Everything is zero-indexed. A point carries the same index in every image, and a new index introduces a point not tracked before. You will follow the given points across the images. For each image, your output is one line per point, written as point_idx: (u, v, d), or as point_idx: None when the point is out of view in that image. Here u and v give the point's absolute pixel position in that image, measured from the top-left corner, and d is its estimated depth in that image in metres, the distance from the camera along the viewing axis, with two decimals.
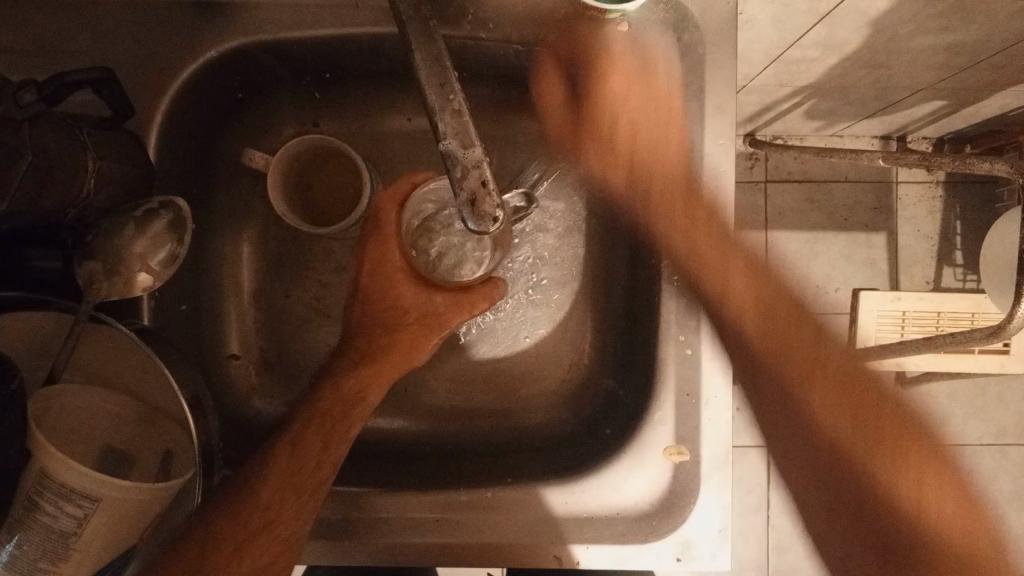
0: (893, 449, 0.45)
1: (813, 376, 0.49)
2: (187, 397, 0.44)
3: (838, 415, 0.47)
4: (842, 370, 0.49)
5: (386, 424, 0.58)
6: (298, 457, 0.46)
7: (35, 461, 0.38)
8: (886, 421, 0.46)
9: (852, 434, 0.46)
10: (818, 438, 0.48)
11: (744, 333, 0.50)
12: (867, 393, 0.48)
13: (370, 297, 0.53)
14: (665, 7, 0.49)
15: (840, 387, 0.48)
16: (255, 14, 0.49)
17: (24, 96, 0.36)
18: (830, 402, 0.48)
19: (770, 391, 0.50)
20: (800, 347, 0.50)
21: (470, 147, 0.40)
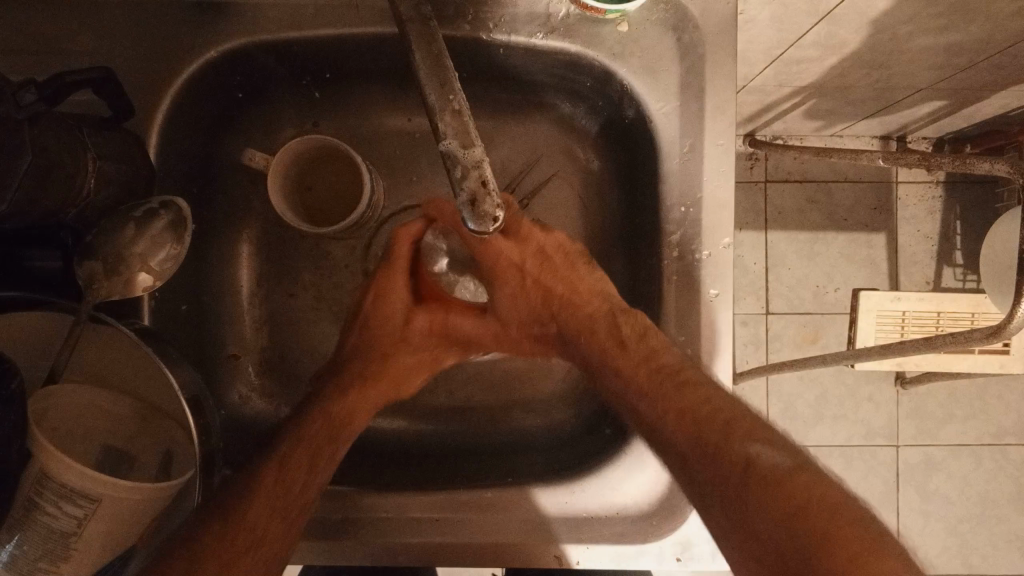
0: (819, 548, 0.35)
1: (748, 476, 0.40)
2: (187, 398, 0.44)
3: (796, 535, 0.36)
4: (767, 475, 0.39)
5: (386, 423, 0.58)
6: (285, 474, 0.46)
7: (35, 462, 0.38)
8: (816, 523, 0.36)
9: (812, 562, 0.35)
10: (760, 541, 0.38)
11: (680, 443, 0.44)
12: (816, 507, 0.37)
13: (370, 322, 0.55)
14: (665, 8, 0.49)
15: (776, 493, 0.38)
16: (254, 14, 0.49)
17: (24, 95, 0.36)
18: (775, 509, 0.38)
19: (716, 511, 0.41)
20: (731, 455, 0.41)
21: (470, 147, 0.40)
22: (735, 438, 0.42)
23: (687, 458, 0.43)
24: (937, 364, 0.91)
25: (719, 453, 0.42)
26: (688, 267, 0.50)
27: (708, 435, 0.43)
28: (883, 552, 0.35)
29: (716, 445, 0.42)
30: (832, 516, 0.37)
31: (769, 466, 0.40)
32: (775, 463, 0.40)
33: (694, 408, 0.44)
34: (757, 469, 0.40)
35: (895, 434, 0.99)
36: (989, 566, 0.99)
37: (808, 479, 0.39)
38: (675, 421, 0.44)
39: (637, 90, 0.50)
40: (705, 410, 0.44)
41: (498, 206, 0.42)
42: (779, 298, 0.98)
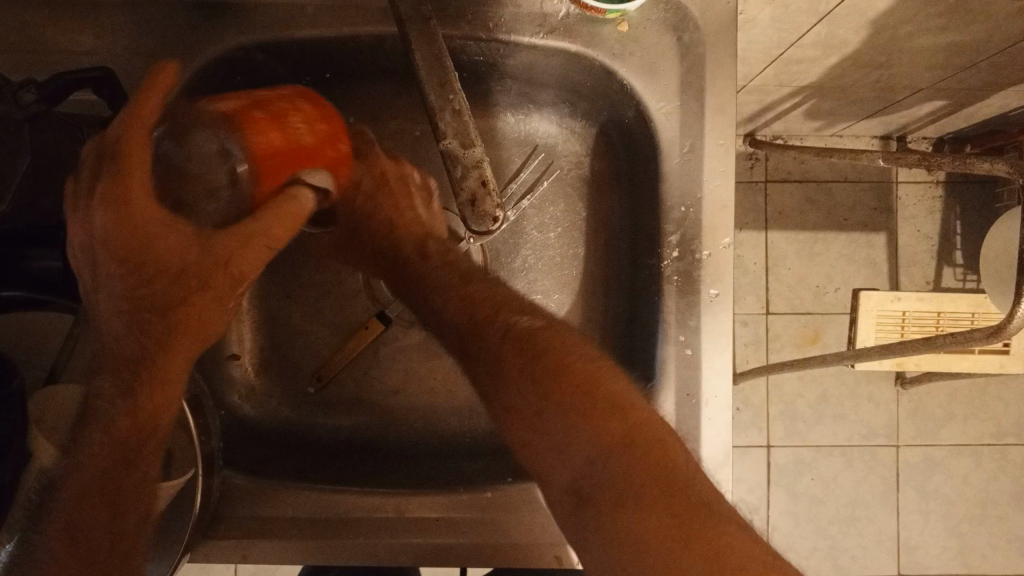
0: (557, 387, 0.44)
1: (504, 342, 0.47)
2: (189, 397, 0.46)
3: (530, 379, 0.45)
4: (525, 340, 0.46)
5: (386, 423, 0.58)
6: (100, 478, 0.40)
7: (35, 462, 0.41)
8: (547, 375, 0.44)
9: (539, 394, 0.44)
10: (511, 391, 0.46)
11: (462, 335, 0.49)
12: (550, 352, 0.46)
13: (142, 259, 0.42)
14: (665, 8, 0.49)
15: (524, 354, 0.46)
16: (254, 14, 0.49)
17: (23, 96, 0.37)
18: (580, 401, 0.43)
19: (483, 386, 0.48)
20: (496, 336, 0.47)
21: (470, 147, 0.41)
22: (497, 318, 0.48)
23: (466, 347, 0.49)
24: (938, 364, 0.91)
25: (484, 331, 0.48)
26: (688, 267, 0.50)
27: (489, 329, 0.48)
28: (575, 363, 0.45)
29: (482, 325, 0.48)
30: (561, 356, 0.45)
31: (526, 326, 0.48)
32: (534, 325, 0.48)
33: (485, 306, 0.49)
34: (524, 343, 0.46)
35: (895, 434, 0.99)
36: (988, 565, 0.99)
37: (550, 334, 0.47)
38: (468, 322, 0.49)
39: (636, 90, 0.50)
40: (562, 346, 0.46)
41: (497, 206, 0.43)
42: (779, 298, 0.98)
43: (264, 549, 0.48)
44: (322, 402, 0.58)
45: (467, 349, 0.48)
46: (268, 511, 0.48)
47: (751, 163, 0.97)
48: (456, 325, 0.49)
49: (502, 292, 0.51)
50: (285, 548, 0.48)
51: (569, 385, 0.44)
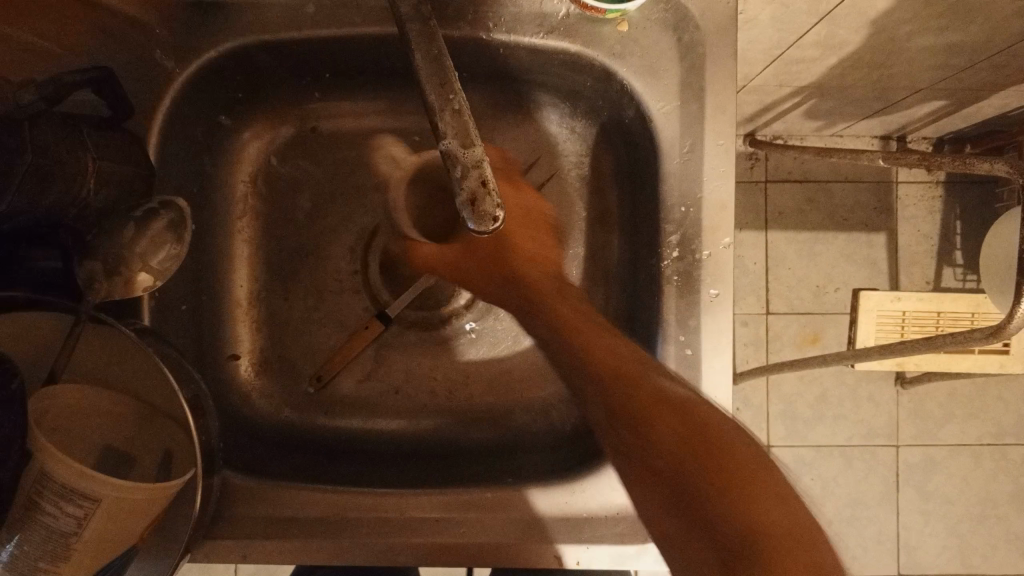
0: (730, 484, 0.35)
1: (661, 413, 0.38)
2: (188, 398, 0.44)
3: (688, 462, 0.36)
4: (676, 409, 0.38)
5: (386, 422, 0.58)
6: None
7: (35, 462, 0.39)
8: (709, 456, 0.36)
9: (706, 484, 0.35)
10: (657, 461, 0.37)
11: (606, 396, 0.40)
12: (713, 435, 0.37)
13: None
14: (665, 8, 0.49)
15: (684, 431, 0.37)
16: (254, 15, 0.49)
17: (23, 95, 0.40)
18: (676, 429, 0.37)
19: (622, 449, 0.39)
20: (650, 402, 0.39)
21: (469, 147, 0.40)
22: (646, 380, 0.40)
23: (607, 408, 0.40)
24: (937, 364, 0.91)
25: (639, 401, 0.39)
26: (688, 267, 0.50)
27: (639, 393, 0.39)
28: (740, 449, 0.37)
29: (636, 392, 0.39)
30: (726, 438, 0.37)
31: (679, 397, 0.39)
32: (689, 397, 0.40)
33: (622, 365, 0.41)
34: (641, 387, 0.40)
35: (895, 434, 0.99)
36: (988, 565, 0.99)
37: (710, 414, 0.39)
38: (610, 380, 0.40)
39: (636, 90, 0.50)
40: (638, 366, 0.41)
41: (498, 207, 0.42)
42: (779, 298, 0.98)
43: (265, 547, 0.48)
44: (322, 401, 0.58)
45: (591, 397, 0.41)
46: (269, 511, 0.48)
47: (750, 163, 0.97)
48: (590, 378, 0.41)
49: (624, 348, 0.43)
50: (287, 547, 0.48)
51: (741, 481, 0.35)
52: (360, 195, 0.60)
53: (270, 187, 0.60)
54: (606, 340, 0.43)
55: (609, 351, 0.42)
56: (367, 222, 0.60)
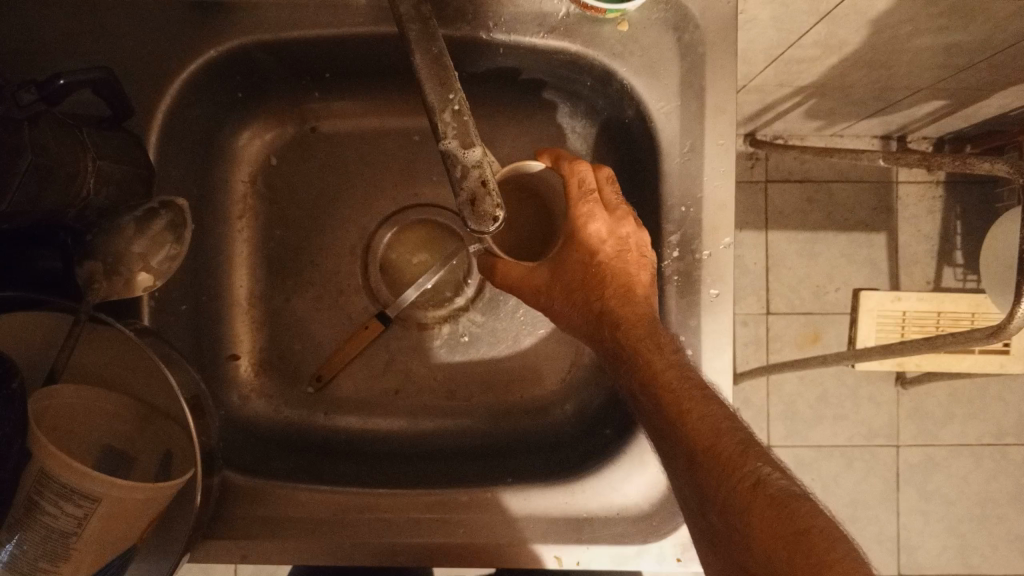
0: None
1: (756, 507, 0.35)
2: (188, 397, 0.44)
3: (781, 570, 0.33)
4: (771, 504, 0.35)
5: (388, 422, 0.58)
6: None
7: (35, 462, 0.38)
8: (804, 564, 0.32)
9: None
10: (748, 561, 0.34)
11: (700, 479, 0.38)
12: (808, 541, 0.33)
13: None
14: (665, 8, 0.49)
15: (780, 532, 0.34)
16: (255, 15, 0.49)
17: (23, 95, 0.37)
18: (769, 528, 0.34)
19: (716, 539, 0.37)
20: (747, 492, 0.36)
21: (469, 148, 0.40)
22: (745, 467, 0.37)
23: (699, 490, 0.38)
24: (937, 364, 0.91)
25: (735, 491, 0.37)
26: (688, 267, 0.50)
27: (731, 479, 0.37)
28: (844, 558, 0.32)
29: (731, 480, 0.37)
30: (826, 545, 0.32)
31: (780, 488, 0.36)
32: (789, 492, 0.36)
33: (719, 444, 0.38)
34: (731, 464, 0.37)
35: (895, 434, 0.99)
36: (988, 566, 0.99)
37: (810, 512, 0.34)
38: (704, 462, 0.38)
39: (637, 89, 0.50)
40: (731, 446, 0.38)
41: (499, 207, 0.41)
42: (779, 298, 0.98)
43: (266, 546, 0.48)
44: (321, 402, 0.58)
45: (675, 465, 0.40)
46: (268, 510, 0.48)
47: (751, 163, 0.97)
48: (682, 453, 0.40)
49: (720, 422, 0.40)
50: (285, 547, 0.48)
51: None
52: (360, 196, 0.59)
53: (270, 187, 0.60)
54: (707, 412, 0.40)
55: (706, 426, 0.39)
56: (367, 222, 0.60)
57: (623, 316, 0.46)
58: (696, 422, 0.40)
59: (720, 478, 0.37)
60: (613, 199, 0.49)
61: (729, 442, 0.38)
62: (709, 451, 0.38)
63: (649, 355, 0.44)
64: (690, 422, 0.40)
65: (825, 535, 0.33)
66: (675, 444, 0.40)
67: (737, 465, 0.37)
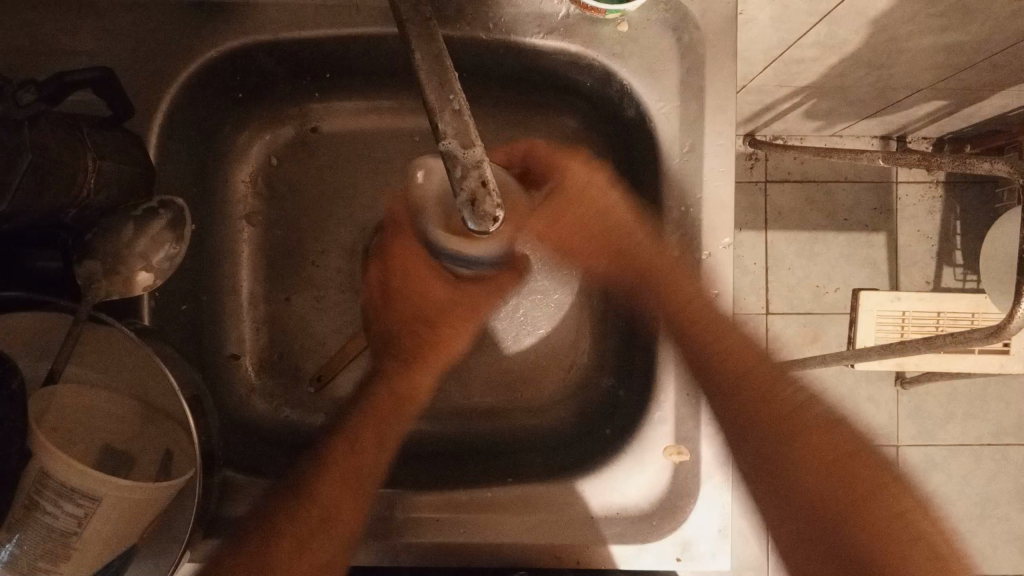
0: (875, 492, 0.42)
1: (809, 426, 0.45)
2: (188, 397, 0.44)
3: (834, 479, 0.43)
4: (820, 426, 0.45)
5: (408, 404, 0.54)
6: None
7: (35, 461, 0.38)
8: (858, 470, 0.43)
9: (848, 503, 0.42)
10: (805, 476, 0.43)
11: (745, 399, 0.46)
12: (858, 457, 0.44)
13: None
14: (665, 8, 0.49)
15: (834, 448, 0.44)
16: (256, 15, 0.49)
17: (23, 96, 0.36)
18: (824, 447, 0.44)
19: (759, 462, 0.45)
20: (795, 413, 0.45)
21: (469, 147, 0.40)
22: (785, 390, 0.46)
23: (743, 412, 0.46)
24: (937, 364, 0.91)
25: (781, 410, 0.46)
26: (688, 268, 0.50)
27: (777, 398, 0.46)
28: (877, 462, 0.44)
29: (776, 399, 0.46)
30: (869, 461, 0.44)
31: (819, 411, 0.46)
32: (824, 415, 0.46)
33: (760, 368, 0.47)
34: (768, 389, 0.46)
35: (895, 434, 0.99)
36: (989, 566, 0.99)
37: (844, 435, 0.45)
38: (745, 385, 0.46)
39: (637, 90, 0.50)
40: (769, 372, 0.47)
41: (498, 206, 0.42)
42: (779, 298, 0.98)
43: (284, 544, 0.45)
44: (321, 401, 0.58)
45: (712, 381, 0.47)
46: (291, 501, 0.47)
47: (750, 163, 0.97)
48: (730, 377, 0.47)
49: (753, 348, 0.48)
50: None
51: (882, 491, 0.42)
52: (359, 194, 0.60)
53: (270, 188, 0.60)
54: (733, 341, 0.48)
55: (739, 352, 0.48)
56: (367, 222, 0.60)
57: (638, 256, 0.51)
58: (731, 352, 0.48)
59: (769, 400, 0.46)
60: (580, 176, 0.53)
61: (768, 371, 0.47)
62: (750, 376, 0.47)
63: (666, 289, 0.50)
64: (731, 350, 0.48)
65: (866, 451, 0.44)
66: (711, 377, 0.47)
67: (778, 391, 0.46)
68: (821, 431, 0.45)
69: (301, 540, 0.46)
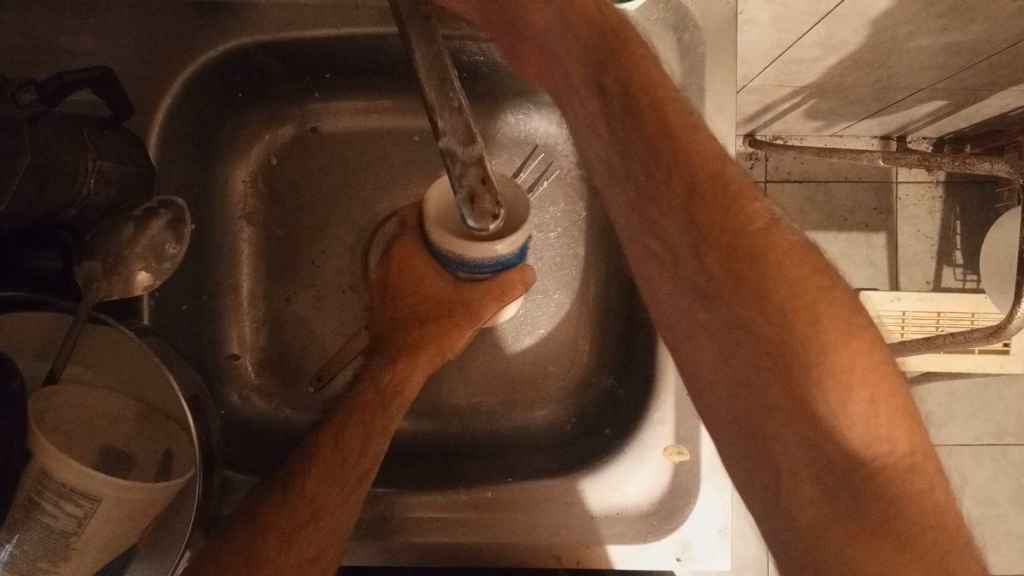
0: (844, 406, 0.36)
1: (765, 246, 0.39)
2: (188, 397, 0.44)
3: (770, 319, 0.38)
4: (745, 233, 0.39)
5: (398, 399, 0.51)
6: None
7: (35, 461, 0.38)
8: (781, 299, 0.38)
9: (817, 393, 0.37)
10: (752, 310, 0.39)
11: (695, 211, 0.41)
12: (785, 292, 0.38)
13: None
14: (665, 8, 0.49)
15: (758, 250, 0.39)
16: (258, 16, 0.49)
17: (23, 96, 0.37)
18: (724, 274, 0.40)
19: (712, 304, 0.41)
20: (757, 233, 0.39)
21: (471, 144, 0.40)
22: (759, 213, 0.40)
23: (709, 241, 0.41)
24: (937, 364, 0.91)
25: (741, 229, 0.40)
26: None
27: (746, 220, 0.39)
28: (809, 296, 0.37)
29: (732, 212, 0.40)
30: (797, 294, 0.37)
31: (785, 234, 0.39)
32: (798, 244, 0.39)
33: (726, 178, 0.41)
34: (747, 235, 0.39)
35: None
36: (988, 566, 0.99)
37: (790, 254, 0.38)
38: (707, 198, 0.41)
39: None
40: (728, 179, 0.41)
41: (496, 205, 0.42)
42: None
43: (271, 540, 0.44)
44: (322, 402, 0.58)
45: (661, 170, 0.43)
46: (282, 495, 0.45)
47: (750, 163, 0.97)
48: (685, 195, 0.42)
49: (734, 181, 0.41)
50: None
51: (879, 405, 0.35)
52: (360, 194, 0.60)
53: (270, 187, 0.60)
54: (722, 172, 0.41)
55: (718, 173, 0.41)
56: (368, 222, 0.60)
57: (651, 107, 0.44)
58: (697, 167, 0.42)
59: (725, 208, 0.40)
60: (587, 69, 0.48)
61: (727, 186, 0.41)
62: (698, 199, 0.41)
63: (639, 117, 0.43)
64: (695, 173, 0.42)
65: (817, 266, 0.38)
66: (689, 266, 0.43)
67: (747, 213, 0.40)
68: (779, 260, 0.38)
69: (288, 538, 0.44)
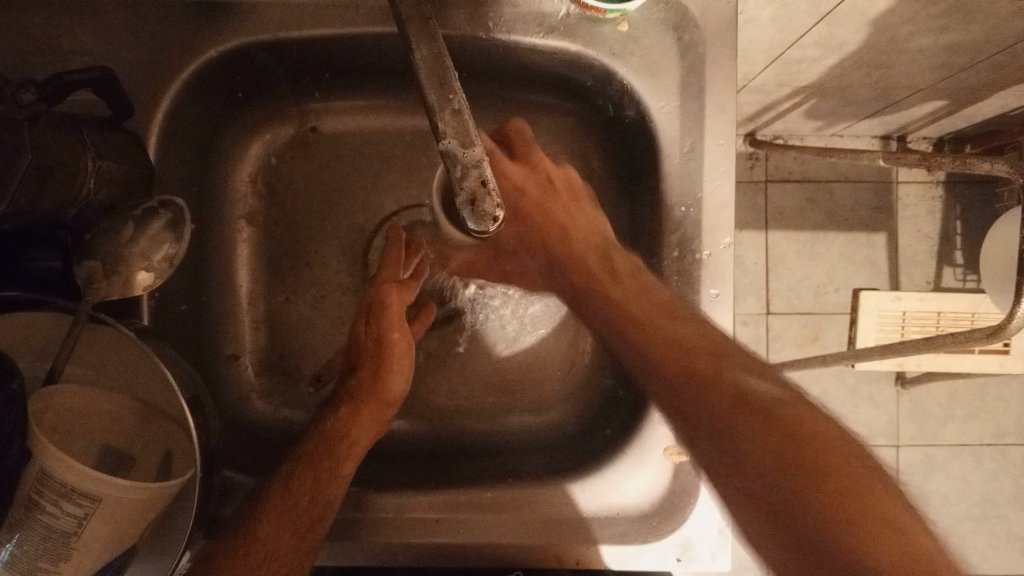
0: (849, 520, 0.35)
1: (743, 413, 0.41)
2: (188, 397, 0.44)
3: (800, 482, 0.37)
4: (759, 408, 0.41)
5: (349, 447, 0.50)
6: None
7: (35, 461, 0.38)
8: (804, 470, 0.37)
9: (831, 500, 0.36)
10: (742, 468, 0.39)
11: (685, 395, 0.44)
12: (840, 461, 0.37)
13: None
14: (665, 7, 0.49)
15: (788, 450, 0.38)
16: (256, 14, 0.49)
17: (24, 95, 0.37)
18: (710, 399, 0.42)
19: (706, 456, 0.42)
20: (729, 396, 0.42)
21: (469, 146, 0.40)
22: (727, 377, 0.43)
23: (673, 386, 0.44)
24: (937, 364, 0.92)
25: (720, 397, 0.42)
26: (688, 267, 0.50)
27: (715, 386, 0.43)
28: (846, 462, 0.37)
29: (712, 392, 0.42)
30: (819, 450, 0.38)
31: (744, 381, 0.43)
32: (771, 392, 0.42)
33: (695, 358, 0.44)
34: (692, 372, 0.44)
35: (894, 434, 0.99)
36: (988, 566, 0.99)
37: (797, 411, 0.40)
38: (684, 377, 0.44)
39: (636, 90, 0.50)
40: (708, 362, 0.44)
41: (498, 206, 0.41)
42: (779, 298, 0.98)
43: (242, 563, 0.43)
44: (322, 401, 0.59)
45: (652, 379, 0.45)
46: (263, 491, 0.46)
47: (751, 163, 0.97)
48: (669, 376, 0.44)
49: (704, 348, 0.45)
50: None
51: (857, 514, 0.35)
52: (360, 195, 0.60)
53: (271, 188, 0.60)
54: (667, 326, 0.46)
55: (676, 342, 0.45)
56: (367, 223, 0.60)
57: (647, 306, 0.47)
58: (678, 355, 0.45)
59: (701, 378, 0.43)
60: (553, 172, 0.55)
61: (709, 366, 0.44)
62: (693, 369, 0.44)
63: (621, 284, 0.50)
64: (690, 358, 0.44)
65: (798, 428, 0.39)
66: (654, 368, 0.46)
67: (720, 365, 0.44)
68: (756, 421, 0.40)
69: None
